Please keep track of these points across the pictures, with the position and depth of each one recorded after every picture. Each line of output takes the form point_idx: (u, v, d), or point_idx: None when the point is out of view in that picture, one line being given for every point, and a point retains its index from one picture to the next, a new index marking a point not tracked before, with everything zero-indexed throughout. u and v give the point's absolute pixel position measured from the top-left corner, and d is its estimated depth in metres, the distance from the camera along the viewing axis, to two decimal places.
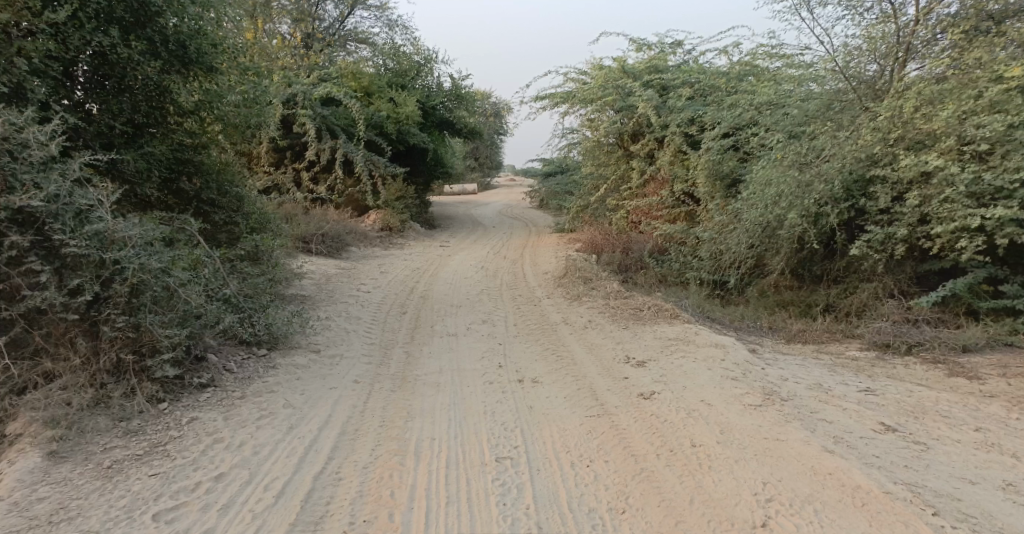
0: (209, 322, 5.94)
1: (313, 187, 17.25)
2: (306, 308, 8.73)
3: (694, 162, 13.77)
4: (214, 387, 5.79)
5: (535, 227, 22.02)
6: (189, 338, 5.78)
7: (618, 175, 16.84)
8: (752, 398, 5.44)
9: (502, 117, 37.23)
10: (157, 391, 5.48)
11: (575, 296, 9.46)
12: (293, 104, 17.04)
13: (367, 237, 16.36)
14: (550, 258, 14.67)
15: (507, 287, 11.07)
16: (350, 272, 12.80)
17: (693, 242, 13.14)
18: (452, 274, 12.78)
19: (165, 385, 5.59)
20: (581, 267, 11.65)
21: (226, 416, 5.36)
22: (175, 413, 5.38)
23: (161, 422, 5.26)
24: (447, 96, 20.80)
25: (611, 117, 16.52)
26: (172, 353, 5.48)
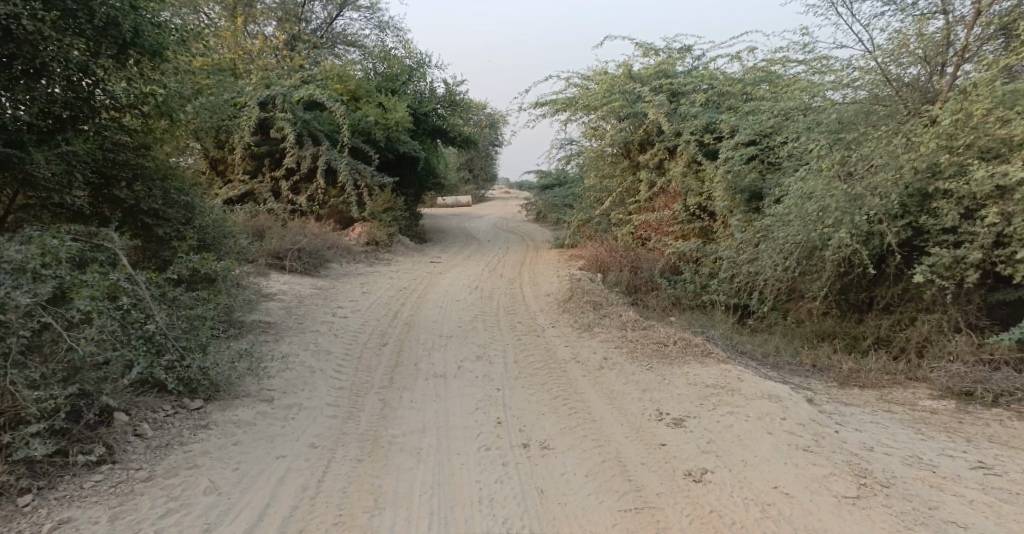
0: (111, 374, 4.66)
1: (293, 198, 15.95)
2: (266, 342, 7.39)
3: (712, 173, 12.52)
4: (111, 463, 4.48)
5: (533, 242, 20.73)
6: (78, 399, 4.51)
7: (624, 187, 15.57)
8: (843, 486, 4.26)
9: (499, 128, 36.13)
10: (19, 476, 4.18)
11: (585, 326, 8.14)
12: (271, 108, 15.77)
13: (350, 252, 15.04)
14: (550, 277, 13.36)
15: (506, 313, 9.74)
16: (327, 293, 11.44)
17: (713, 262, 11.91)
18: (443, 296, 11.44)
19: (34, 467, 4.28)
20: (589, 290, 10.35)
21: (112, 516, 4.08)
22: (41, 511, 4.08)
23: (14, 527, 3.97)
24: (440, 102, 19.57)
25: (617, 125, 15.28)
26: (41, 424, 4.19)
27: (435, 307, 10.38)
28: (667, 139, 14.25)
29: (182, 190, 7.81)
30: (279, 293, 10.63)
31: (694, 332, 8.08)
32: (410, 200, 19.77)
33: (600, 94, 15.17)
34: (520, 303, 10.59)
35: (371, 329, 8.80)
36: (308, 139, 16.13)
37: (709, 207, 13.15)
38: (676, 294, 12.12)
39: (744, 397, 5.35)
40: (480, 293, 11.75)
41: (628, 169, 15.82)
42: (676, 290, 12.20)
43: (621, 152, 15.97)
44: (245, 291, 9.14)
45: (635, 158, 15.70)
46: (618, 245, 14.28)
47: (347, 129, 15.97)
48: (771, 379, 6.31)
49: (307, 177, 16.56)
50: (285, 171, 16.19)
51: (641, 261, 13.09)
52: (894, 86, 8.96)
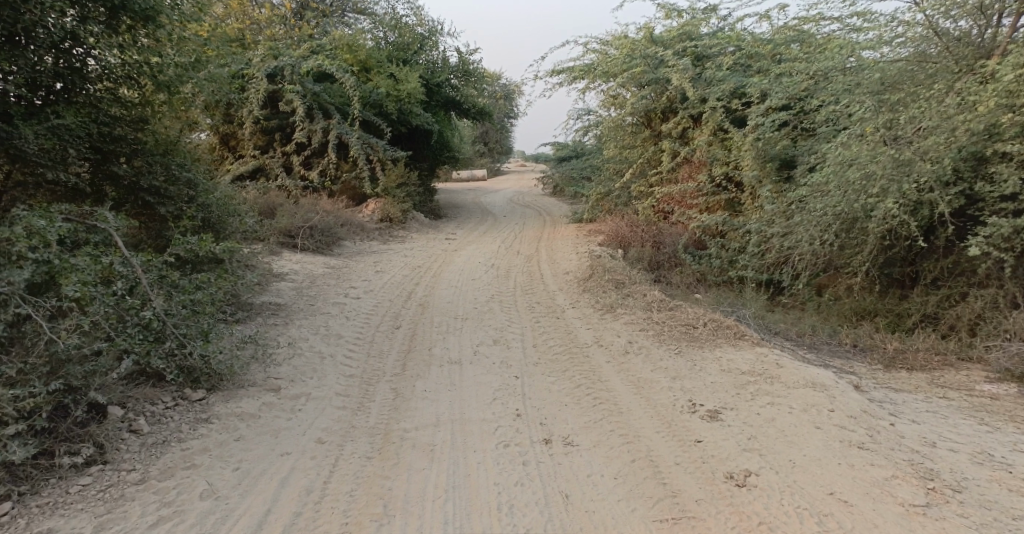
0: (98, 368, 4.34)
1: (305, 174, 15.60)
2: (274, 326, 7.07)
3: (739, 142, 11.97)
4: (101, 464, 4.20)
5: (550, 216, 20.26)
6: (63, 395, 4.20)
7: (645, 159, 15.06)
8: (909, 490, 3.96)
9: (511, 99, 35.50)
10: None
11: (608, 307, 7.74)
12: (280, 80, 15.34)
13: (364, 229, 14.74)
14: (569, 253, 12.95)
15: (524, 293, 9.35)
16: (339, 272, 11.13)
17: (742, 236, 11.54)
18: (459, 274, 11.07)
19: (15, 471, 4.00)
20: (609, 267, 9.91)
21: (99, 526, 3.80)
22: (22, 519, 3.80)
23: None
24: (454, 72, 19.03)
25: (636, 92, 14.70)
26: (18, 427, 3.88)
27: (450, 287, 10.03)
28: (690, 107, 13.70)
29: (183, 165, 7.46)
30: (289, 273, 10.31)
31: (724, 312, 7.66)
32: (425, 174, 19.34)
33: (619, 61, 14.59)
34: (539, 282, 10.19)
35: (383, 311, 8.47)
36: (319, 112, 15.72)
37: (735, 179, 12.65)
38: (701, 270, 11.69)
39: (781, 384, 5.04)
40: (497, 270, 11.38)
41: (650, 139, 15.29)
42: (701, 265, 11.76)
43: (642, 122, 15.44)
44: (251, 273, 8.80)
45: (656, 128, 15.15)
46: (639, 219, 13.82)
47: (358, 102, 15.53)
48: (811, 364, 5.91)
49: (319, 151, 16.18)
50: (296, 146, 15.81)
51: (664, 236, 12.63)
52: (943, 42, 8.41)
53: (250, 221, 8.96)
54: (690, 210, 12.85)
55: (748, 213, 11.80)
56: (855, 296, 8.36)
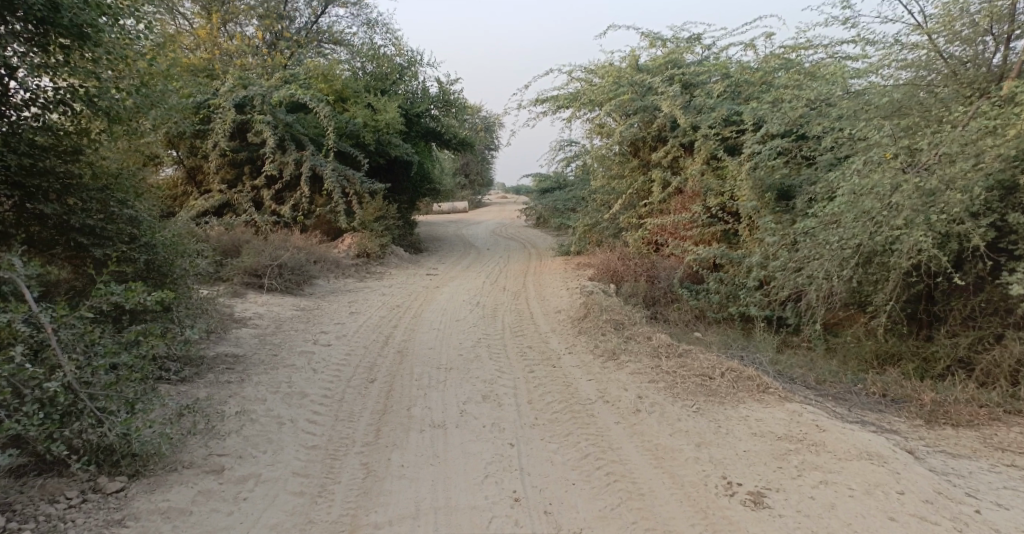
0: None
1: (276, 208, 14.77)
2: (229, 386, 6.21)
3: (733, 171, 11.22)
4: None
5: (536, 249, 19.51)
6: None
7: (635, 189, 14.39)
8: None
9: (494, 130, 34.93)
10: None
11: (607, 356, 6.94)
12: (247, 110, 14.50)
13: (340, 265, 13.93)
14: (558, 290, 12.18)
15: (514, 335, 8.53)
16: (309, 315, 10.24)
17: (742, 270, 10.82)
18: (441, 315, 10.22)
19: None
20: (604, 305, 9.13)
21: None
22: None
23: None
24: (434, 102, 18.36)
25: (625, 120, 14.06)
26: None
27: (432, 329, 9.19)
28: (680, 135, 13.04)
29: (125, 201, 6.70)
30: (254, 318, 9.43)
31: (735, 357, 6.91)
32: (404, 207, 18.56)
33: (606, 89, 13.99)
34: (528, 322, 9.38)
35: (357, 359, 7.58)
36: (290, 143, 14.93)
37: (732, 208, 11.90)
38: (699, 306, 10.97)
39: (836, 459, 4.44)
40: (482, 309, 10.57)
41: (640, 169, 14.63)
42: (698, 301, 11.04)
43: (630, 152, 14.83)
44: (205, 321, 7.93)
45: (645, 157, 14.52)
46: (630, 252, 13.09)
47: (331, 133, 14.73)
48: (846, 421, 5.15)
49: (292, 184, 15.38)
50: (266, 179, 15.00)
51: (658, 271, 11.92)
52: (949, 65, 7.75)
53: (203, 262, 8.08)
54: (684, 243, 12.09)
55: (747, 246, 11.04)
56: (874, 337, 7.64)
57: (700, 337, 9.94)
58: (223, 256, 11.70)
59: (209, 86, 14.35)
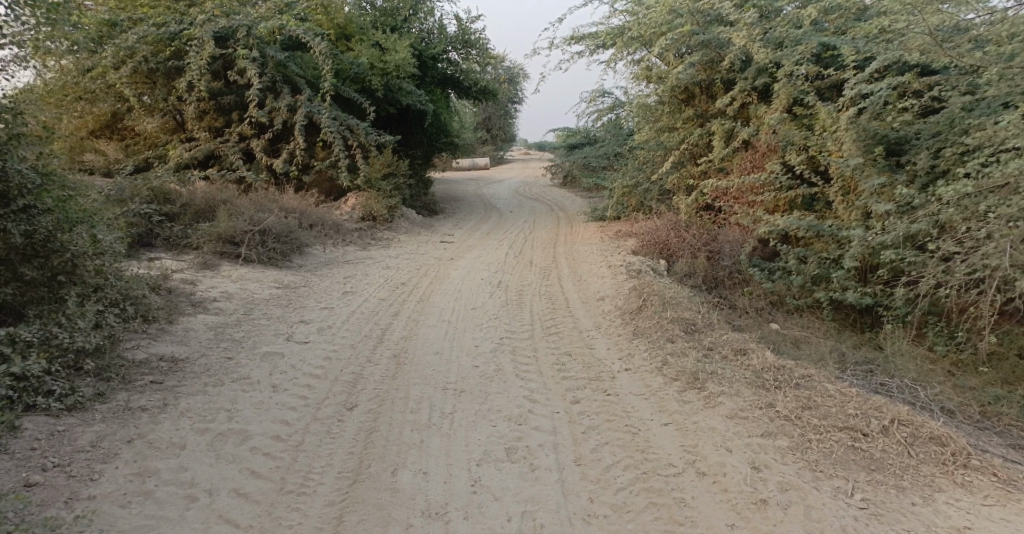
0: None
1: (269, 161, 12.75)
2: (139, 419, 4.62)
3: (823, 120, 9.23)
4: None
5: (565, 213, 17.44)
6: None
7: (689, 143, 12.38)
8: None
9: (517, 82, 32.51)
10: None
11: (691, 385, 5.24)
12: (232, 44, 12.35)
13: (340, 230, 12.11)
14: (596, 265, 10.28)
15: (546, 335, 6.65)
16: (295, 293, 8.49)
17: (840, 250, 8.85)
18: (453, 298, 8.26)
19: None
20: (659, 295, 7.06)
21: None
22: None
23: None
24: (452, 43, 16.09)
25: (676, 58, 12.14)
26: None
27: (444, 319, 7.34)
28: (749, 76, 11.06)
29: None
30: (219, 299, 7.47)
31: (874, 394, 5.38)
32: (419, 163, 16.50)
33: (659, 20, 11.83)
34: (563, 315, 7.45)
35: (341, 366, 5.82)
36: (283, 86, 12.89)
37: (819, 164, 9.87)
38: (775, 289, 9.09)
39: None
40: (506, 290, 8.69)
41: (695, 120, 12.62)
42: (775, 283, 9.16)
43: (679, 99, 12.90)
44: (133, 304, 5.88)
45: (699, 106, 12.63)
46: (682, 221, 11.07)
47: (328, 74, 12.68)
48: None
49: (287, 134, 13.33)
50: (255, 126, 12.93)
51: (722, 248, 9.95)
52: None
53: (115, 230, 6.04)
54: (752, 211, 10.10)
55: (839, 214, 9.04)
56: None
57: (780, 336, 7.88)
58: (199, 217, 9.67)
59: (185, 15, 12.32)
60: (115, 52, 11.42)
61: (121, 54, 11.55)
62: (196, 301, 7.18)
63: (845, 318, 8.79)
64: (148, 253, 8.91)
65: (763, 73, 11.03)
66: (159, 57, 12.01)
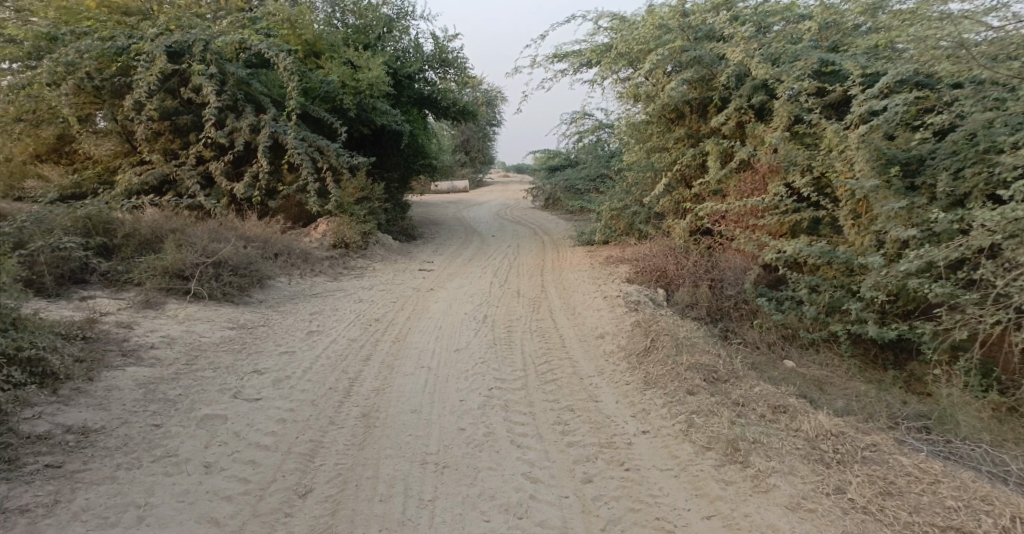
0: None
1: (228, 186, 11.71)
2: (13, 525, 3.89)
3: (831, 139, 8.41)
4: None
5: (550, 237, 16.58)
6: None
7: (684, 164, 11.61)
8: None
9: (496, 103, 31.76)
10: None
11: (732, 459, 4.62)
12: (186, 58, 11.39)
13: (309, 260, 11.11)
14: (587, 295, 9.45)
15: (543, 382, 5.82)
16: (252, 330, 7.60)
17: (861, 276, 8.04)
18: (432, 338, 7.34)
19: None
20: (670, 335, 6.22)
21: None
22: None
23: None
24: (428, 62, 15.29)
25: (668, 75, 11.41)
26: None
27: (428, 359, 6.53)
28: (746, 92, 10.33)
29: None
30: (157, 347, 6.50)
31: (952, 464, 4.82)
32: (395, 186, 15.57)
33: (647, 36, 11.15)
34: (560, 355, 6.58)
35: (298, 427, 4.92)
36: (246, 105, 11.93)
37: (825, 183, 9.06)
38: (786, 322, 8.38)
39: None
40: (492, 326, 7.83)
41: (687, 140, 11.85)
42: (786, 315, 8.45)
43: (667, 119, 12.13)
44: (32, 370, 5.19)
45: (690, 124, 11.85)
46: (679, 246, 10.25)
47: (293, 91, 11.68)
48: None
49: (249, 156, 12.35)
50: (216, 148, 11.92)
51: (727, 276, 9.12)
52: None
53: (15, 269, 5.04)
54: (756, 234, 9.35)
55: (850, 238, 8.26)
56: None
57: (801, 377, 7.03)
58: (143, 248, 8.64)
59: (135, 29, 11.36)
60: (53, 67, 10.49)
61: (60, 70, 10.56)
62: (132, 351, 6.23)
63: (865, 354, 8.01)
64: (82, 292, 7.91)
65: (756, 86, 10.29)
66: (105, 74, 11.05)
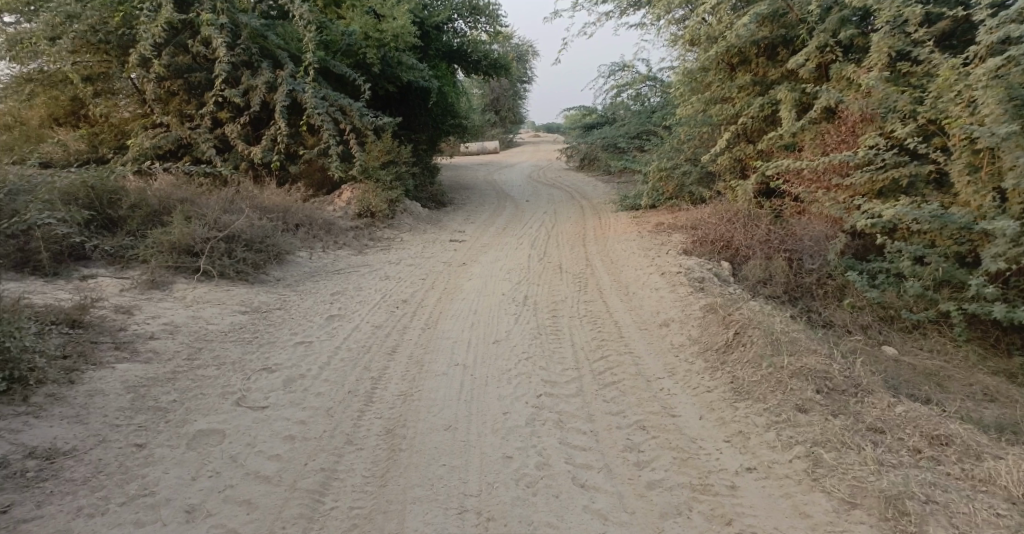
0: None
1: (245, 150, 10.82)
2: None
3: (946, 77, 7.56)
4: None
5: (589, 201, 15.52)
6: None
7: (749, 115, 10.40)
8: None
9: (527, 58, 30.35)
10: None
11: (895, 527, 3.81)
12: (194, 7, 10.35)
13: (334, 230, 10.24)
14: (642, 269, 8.47)
15: (603, 386, 5.10)
16: (265, 313, 6.72)
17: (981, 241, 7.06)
18: (468, 326, 6.53)
19: None
20: (755, 333, 5.41)
21: None
22: None
23: None
24: (458, 11, 14.10)
25: (730, 17, 10.16)
26: None
27: (467, 353, 5.73)
28: (831, 26, 9.14)
29: None
30: (157, 338, 5.55)
31: None
32: (424, 148, 14.57)
33: None
34: (619, 347, 5.80)
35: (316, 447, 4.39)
36: (262, 61, 10.95)
37: (931, 132, 8.02)
38: (884, 301, 7.41)
39: None
40: (535, 307, 7.00)
41: (753, 87, 10.61)
42: (883, 293, 7.49)
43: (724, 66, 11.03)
44: None
45: (753, 72, 10.66)
46: (742, 211, 9.12)
47: (311, 42, 10.68)
48: None
49: (267, 116, 11.38)
50: (232, 108, 11.03)
51: (805, 247, 8.07)
52: None
53: None
54: (841, 195, 8.35)
55: (961, 196, 7.34)
56: None
57: (906, 377, 6.01)
58: (151, 220, 7.71)
59: None
60: (49, 17, 9.65)
61: (58, 22, 9.72)
62: (128, 339, 5.40)
63: (983, 338, 7.12)
64: (83, 271, 7.00)
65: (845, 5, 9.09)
66: (110, 26, 10.06)
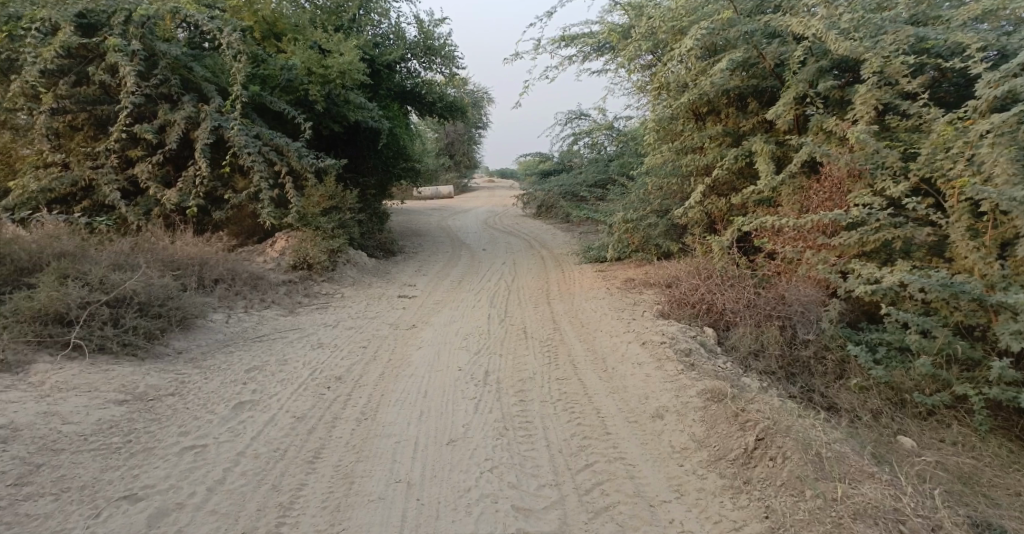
0: None
1: (159, 193, 9.31)
2: None
3: (941, 133, 6.64)
4: None
5: (551, 251, 14.33)
6: None
7: (721, 167, 9.27)
8: None
9: (484, 103, 29.51)
10: None
11: None
12: (101, 32, 8.99)
13: (262, 286, 8.78)
14: (617, 334, 7.24)
15: (598, 523, 4.03)
16: (150, 405, 5.29)
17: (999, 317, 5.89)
18: (405, 412, 5.27)
19: None
20: (787, 444, 4.41)
21: None
22: None
23: None
24: (411, 51, 12.99)
25: (707, 59, 9.24)
26: None
27: (412, 461, 4.54)
28: (808, 76, 8.02)
29: None
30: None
31: None
32: (372, 194, 13.25)
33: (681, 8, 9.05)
34: (603, 446, 4.64)
35: None
36: (183, 94, 9.53)
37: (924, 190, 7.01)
38: (891, 381, 6.17)
39: None
40: (490, 386, 5.75)
41: (723, 139, 9.57)
42: (889, 370, 6.25)
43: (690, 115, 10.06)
44: None
45: (728, 122, 9.71)
46: (719, 267, 7.93)
47: (240, 74, 9.27)
48: None
49: (188, 155, 9.97)
50: (145, 146, 9.54)
51: (795, 311, 6.90)
52: None
53: None
54: (828, 257, 7.11)
55: (964, 262, 6.34)
56: None
57: (952, 491, 4.82)
58: (16, 279, 6.31)
59: None
60: None
61: None
62: None
63: (1008, 427, 5.84)
64: None
65: (828, 54, 8.06)
66: None
